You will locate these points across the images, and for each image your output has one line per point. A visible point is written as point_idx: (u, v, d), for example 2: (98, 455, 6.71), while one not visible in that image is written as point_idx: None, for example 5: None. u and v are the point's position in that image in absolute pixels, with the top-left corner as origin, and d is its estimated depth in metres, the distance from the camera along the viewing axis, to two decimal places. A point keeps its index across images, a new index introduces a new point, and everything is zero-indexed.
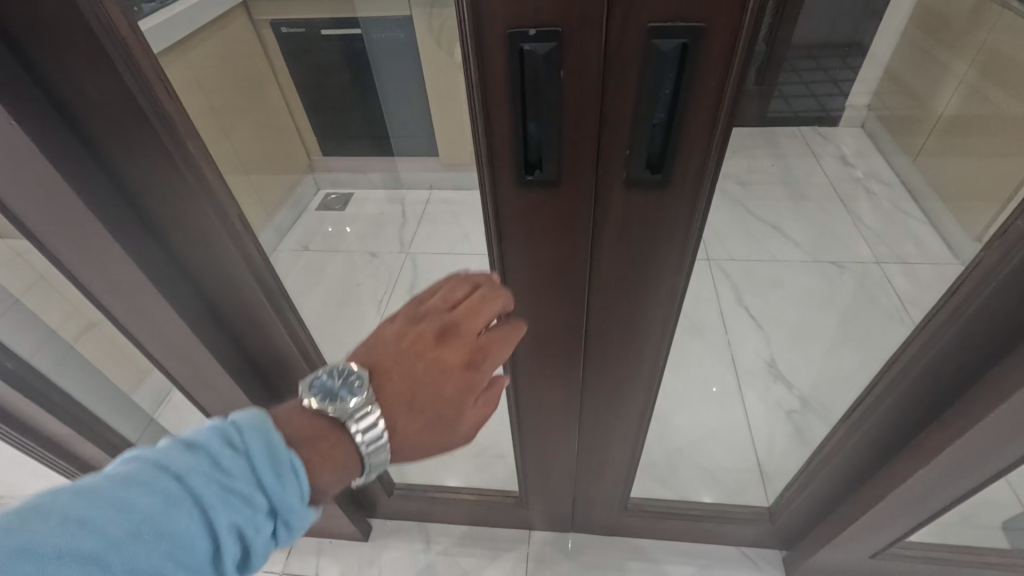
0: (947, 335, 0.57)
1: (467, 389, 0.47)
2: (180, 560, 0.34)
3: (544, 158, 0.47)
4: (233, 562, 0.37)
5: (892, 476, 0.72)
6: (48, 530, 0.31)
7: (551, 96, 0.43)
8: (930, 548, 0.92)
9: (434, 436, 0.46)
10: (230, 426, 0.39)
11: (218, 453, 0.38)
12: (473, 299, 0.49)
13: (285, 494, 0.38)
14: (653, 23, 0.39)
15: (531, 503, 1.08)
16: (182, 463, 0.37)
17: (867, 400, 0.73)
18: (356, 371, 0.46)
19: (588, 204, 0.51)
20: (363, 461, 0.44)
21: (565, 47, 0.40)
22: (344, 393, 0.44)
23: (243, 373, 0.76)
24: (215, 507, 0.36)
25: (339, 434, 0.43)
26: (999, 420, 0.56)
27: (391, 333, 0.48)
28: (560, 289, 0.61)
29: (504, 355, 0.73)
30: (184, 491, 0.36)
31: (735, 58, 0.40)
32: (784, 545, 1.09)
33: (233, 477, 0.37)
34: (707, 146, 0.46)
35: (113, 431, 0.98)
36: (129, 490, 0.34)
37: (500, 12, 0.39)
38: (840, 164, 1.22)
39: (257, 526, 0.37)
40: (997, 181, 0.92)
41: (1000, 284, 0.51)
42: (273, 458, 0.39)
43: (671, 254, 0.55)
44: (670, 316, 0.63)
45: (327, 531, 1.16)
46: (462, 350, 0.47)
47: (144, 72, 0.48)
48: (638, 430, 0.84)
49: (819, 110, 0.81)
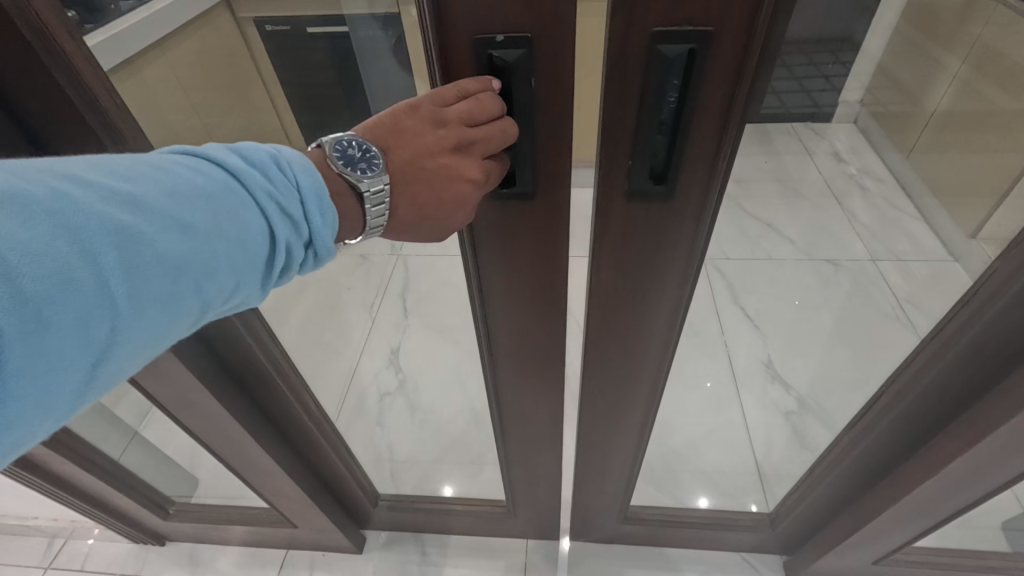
0: (960, 345, 0.56)
1: (465, 208, 0.43)
2: (251, 254, 0.33)
3: (520, 172, 0.48)
4: (278, 275, 0.36)
5: (901, 486, 0.71)
6: (132, 191, 0.29)
7: (523, 105, 0.43)
8: (932, 552, 0.92)
9: (423, 235, 0.43)
10: (280, 152, 0.36)
11: (272, 170, 0.35)
12: (493, 124, 0.42)
13: (327, 226, 0.36)
14: (656, 27, 0.36)
15: (520, 514, 1.07)
16: (244, 169, 0.34)
17: (876, 407, 0.71)
18: (373, 152, 0.38)
19: (565, 213, 0.52)
20: (364, 228, 0.39)
21: (535, 54, 0.41)
22: (363, 167, 0.38)
23: (224, 386, 0.74)
24: (275, 216, 0.34)
25: (341, 198, 0.37)
26: (1010, 431, 0.55)
27: (409, 121, 0.40)
28: (540, 303, 0.62)
29: (484, 366, 0.72)
30: (249, 198, 0.34)
31: (747, 64, 0.38)
32: (785, 549, 1.09)
33: (287, 197, 0.35)
34: (715, 155, 0.43)
35: (95, 449, 0.95)
36: (199, 181, 0.32)
37: (465, 17, 0.39)
38: (833, 161, 1.10)
39: (302, 249, 0.36)
40: (986, 177, 0.97)
41: (1012, 297, 0.50)
42: (320, 191, 0.36)
43: (675, 265, 0.53)
44: (673, 330, 0.62)
45: (321, 544, 1.14)
46: (472, 167, 0.42)
47: (87, 85, 0.46)
48: (639, 442, 0.83)
49: (811, 106, 0.77)
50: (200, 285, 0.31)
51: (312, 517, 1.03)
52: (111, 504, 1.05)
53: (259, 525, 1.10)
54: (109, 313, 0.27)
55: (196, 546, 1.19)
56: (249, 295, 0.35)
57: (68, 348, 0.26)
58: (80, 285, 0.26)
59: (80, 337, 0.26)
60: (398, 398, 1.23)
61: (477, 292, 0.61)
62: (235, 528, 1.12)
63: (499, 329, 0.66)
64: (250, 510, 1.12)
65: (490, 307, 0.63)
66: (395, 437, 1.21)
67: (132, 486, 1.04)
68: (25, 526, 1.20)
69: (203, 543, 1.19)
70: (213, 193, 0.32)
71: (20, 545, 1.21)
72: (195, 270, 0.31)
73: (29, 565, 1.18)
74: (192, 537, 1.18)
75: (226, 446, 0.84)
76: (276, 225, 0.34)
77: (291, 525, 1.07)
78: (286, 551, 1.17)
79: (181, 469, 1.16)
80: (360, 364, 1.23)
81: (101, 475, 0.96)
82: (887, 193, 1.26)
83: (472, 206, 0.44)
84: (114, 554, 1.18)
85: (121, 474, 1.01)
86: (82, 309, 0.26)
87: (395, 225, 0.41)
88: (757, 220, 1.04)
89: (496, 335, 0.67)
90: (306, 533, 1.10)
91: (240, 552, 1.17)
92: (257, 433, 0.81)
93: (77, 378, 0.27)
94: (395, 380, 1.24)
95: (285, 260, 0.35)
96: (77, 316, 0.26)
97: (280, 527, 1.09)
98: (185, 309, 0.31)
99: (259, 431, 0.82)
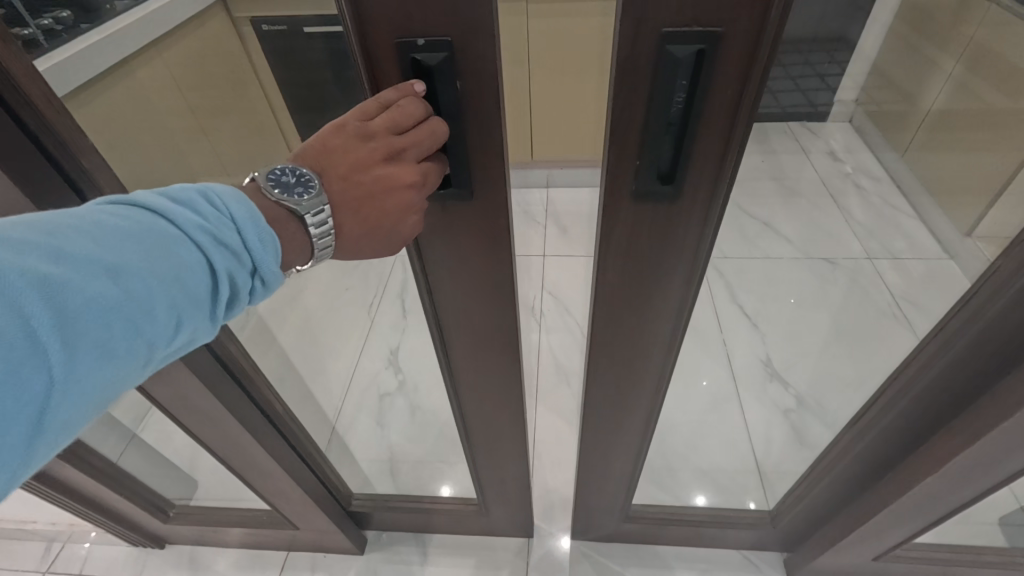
0: (961, 343, 0.56)
1: (410, 209, 0.43)
2: (192, 289, 0.34)
3: (454, 174, 0.49)
4: (224, 306, 0.37)
5: (900, 485, 0.72)
6: (57, 242, 0.30)
7: (450, 107, 0.43)
8: (929, 548, 0.93)
9: (375, 249, 0.44)
10: (209, 188, 0.37)
11: (203, 205, 0.36)
12: (421, 129, 0.41)
13: (269, 253, 0.38)
14: (666, 28, 0.36)
15: (490, 511, 1.08)
16: (171, 209, 0.35)
17: (877, 405, 0.72)
18: (308, 173, 0.40)
19: (504, 216, 0.53)
20: (312, 252, 0.41)
21: (457, 57, 0.41)
22: (299, 191, 0.39)
23: (227, 388, 0.74)
24: (211, 248, 0.35)
25: (286, 223, 0.39)
26: (1011, 429, 0.56)
27: (337, 140, 0.41)
28: (489, 288, 0.61)
29: (439, 360, 0.73)
30: (182, 236, 0.35)
31: (755, 66, 0.38)
32: (784, 547, 1.09)
33: (221, 228, 0.36)
34: (721, 157, 0.44)
35: (94, 453, 0.94)
36: (127, 225, 0.33)
37: (384, 19, 0.39)
38: (829, 160, 1.12)
39: (246, 277, 0.37)
40: (977, 177, 0.98)
41: (1014, 296, 0.50)
42: (254, 221, 0.37)
43: (682, 264, 0.53)
44: (676, 332, 0.62)
45: (322, 545, 1.14)
46: (409, 172, 0.41)
47: (24, 90, 0.45)
48: (642, 440, 0.83)
49: (806, 107, 0.77)
50: (140, 324, 0.32)
51: (312, 518, 1.02)
52: (110, 508, 1.04)
53: (259, 527, 1.10)
54: (45, 364, 0.28)
55: (196, 549, 1.18)
56: (199, 330, 0.36)
57: (7, 404, 0.26)
58: (12, 335, 0.27)
59: (18, 390, 0.27)
60: (398, 398, 1.17)
61: (425, 289, 0.62)
62: (233, 530, 1.11)
63: (452, 325, 0.67)
64: (250, 512, 1.11)
65: (440, 304, 0.64)
66: (395, 438, 1.21)
67: (132, 489, 1.03)
68: (22, 529, 1.19)
69: (202, 545, 1.18)
70: (143, 234, 0.33)
71: (19, 549, 1.20)
72: (133, 310, 0.32)
73: (28, 569, 1.17)
74: (191, 539, 1.17)
75: (227, 448, 0.84)
76: (214, 258, 0.35)
77: (292, 527, 1.07)
78: (286, 554, 1.16)
79: (182, 472, 1.15)
80: (361, 364, 1.16)
81: (100, 478, 0.95)
82: (883, 192, 1.27)
83: (418, 208, 0.44)
84: (113, 557, 1.18)
85: (120, 477, 1.00)
86: (19, 364, 0.27)
87: (345, 240, 0.42)
88: (755, 219, 1.04)
89: (448, 325, 0.67)
90: (307, 535, 1.10)
91: (240, 554, 1.17)
92: (260, 436, 0.81)
93: (24, 432, 0.27)
94: (395, 381, 1.15)
95: (230, 290, 0.37)
96: (13, 367, 0.26)
97: (280, 529, 1.09)
98: (131, 350, 0.32)
99: (261, 433, 0.82)
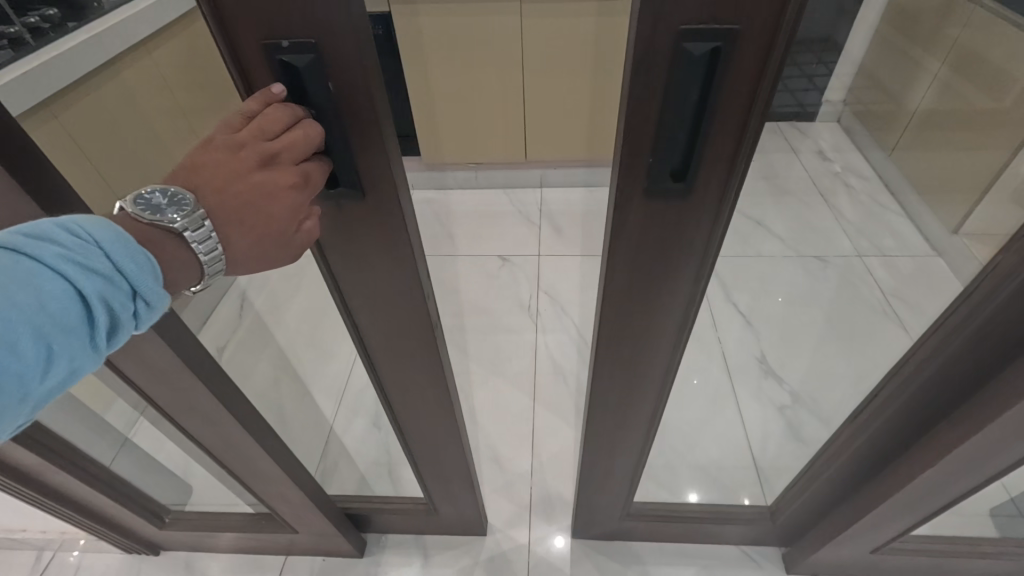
0: (960, 337, 0.57)
1: (296, 209, 0.42)
2: (61, 320, 0.32)
3: (343, 176, 0.48)
4: (105, 333, 0.35)
5: (897, 478, 0.73)
6: None
7: (327, 108, 0.42)
8: (923, 541, 0.94)
9: (273, 259, 0.43)
10: (68, 216, 0.35)
11: (63, 235, 0.33)
12: (289, 132, 0.40)
13: (146, 274, 0.36)
14: (685, 25, 0.36)
15: (440, 510, 1.09)
16: (22, 241, 0.32)
17: (876, 399, 0.73)
18: (182, 193, 0.38)
19: (394, 219, 0.53)
20: (203, 271, 0.40)
21: (326, 58, 0.39)
22: (172, 211, 0.38)
23: (224, 391, 0.72)
24: (77, 276, 0.33)
25: (165, 243, 0.38)
26: (1010, 422, 0.57)
27: (206, 155, 0.40)
28: (401, 295, 0.62)
29: (362, 358, 0.73)
30: (41, 268, 0.32)
31: (769, 66, 0.38)
32: (782, 542, 1.11)
33: (87, 254, 0.34)
34: (733, 155, 0.44)
35: (90, 461, 0.92)
36: None
37: (247, 21, 0.38)
38: (819, 160, 1.12)
39: (124, 301, 0.35)
40: (962, 174, 1.15)
41: (1014, 289, 0.51)
42: (125, 245, 0.35)
43: (689, 265, 0.54)
44: (683, 334, 0.63)
45: (319, 549, 1.13)
46: (287, 174, 0.41)
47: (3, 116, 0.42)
48: (646, 438, 0.83)
49: (794, 106, 0.77)
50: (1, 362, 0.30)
51: (310, 521, 1.01)
52: (103, 515, 1.03)
53: (252, 531, 1.09)
54: None
55: (192, 555, 1.17)
56: (79, 360, 0.34)
57: None
58: None
59: None
60: None
61: (337, 293, 0.62)
62: (225, 535, 1.10)
63: (367, 326, 0.67)
64: (246, 518, 1.10)
65: (353, 308, 0.64)
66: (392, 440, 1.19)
67: (126, 496, 1.02)
68: (13, 539, 1.16)
69: (198, 552, 1.17)
70: None
71: (10, 558, 1.17)
72: None
73: None
74: (187, 545, 1.15)
75: (227, 452, 0.83)
76: (82, 286, 0.33)
77: (291, 530, 1.06)
78: (285, 558, 1.15)
79: (177, 477, 1.14)
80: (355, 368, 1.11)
81: (96, 484, 0.94)
82: (872, 191, 1.35)
83: (306, 208, 0.44)
84: (108, 565, 1.16)
85: (115, 483, 0.99)
86: None
87: (236, 251, 0.40)
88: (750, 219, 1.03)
89: (365, 329, 0.68)
90: (306, 538, 1.09)
91: (236, 558, 1.16)
92: (257, 437, 0.80)
93: None
94: None
95: (110, 316, 0.35)
96: None
97: (278, 533, 1.07)
98: None
99: (259, 435, 0.80)
